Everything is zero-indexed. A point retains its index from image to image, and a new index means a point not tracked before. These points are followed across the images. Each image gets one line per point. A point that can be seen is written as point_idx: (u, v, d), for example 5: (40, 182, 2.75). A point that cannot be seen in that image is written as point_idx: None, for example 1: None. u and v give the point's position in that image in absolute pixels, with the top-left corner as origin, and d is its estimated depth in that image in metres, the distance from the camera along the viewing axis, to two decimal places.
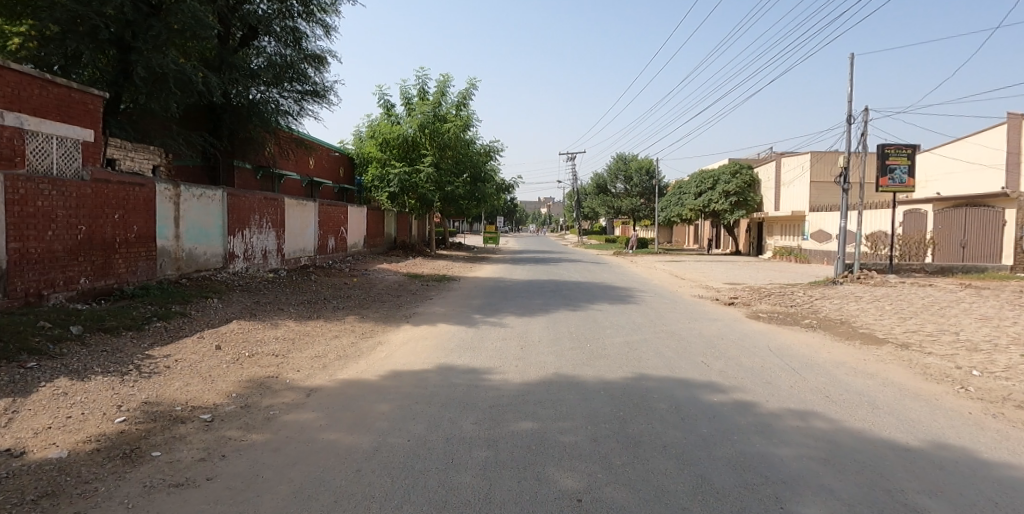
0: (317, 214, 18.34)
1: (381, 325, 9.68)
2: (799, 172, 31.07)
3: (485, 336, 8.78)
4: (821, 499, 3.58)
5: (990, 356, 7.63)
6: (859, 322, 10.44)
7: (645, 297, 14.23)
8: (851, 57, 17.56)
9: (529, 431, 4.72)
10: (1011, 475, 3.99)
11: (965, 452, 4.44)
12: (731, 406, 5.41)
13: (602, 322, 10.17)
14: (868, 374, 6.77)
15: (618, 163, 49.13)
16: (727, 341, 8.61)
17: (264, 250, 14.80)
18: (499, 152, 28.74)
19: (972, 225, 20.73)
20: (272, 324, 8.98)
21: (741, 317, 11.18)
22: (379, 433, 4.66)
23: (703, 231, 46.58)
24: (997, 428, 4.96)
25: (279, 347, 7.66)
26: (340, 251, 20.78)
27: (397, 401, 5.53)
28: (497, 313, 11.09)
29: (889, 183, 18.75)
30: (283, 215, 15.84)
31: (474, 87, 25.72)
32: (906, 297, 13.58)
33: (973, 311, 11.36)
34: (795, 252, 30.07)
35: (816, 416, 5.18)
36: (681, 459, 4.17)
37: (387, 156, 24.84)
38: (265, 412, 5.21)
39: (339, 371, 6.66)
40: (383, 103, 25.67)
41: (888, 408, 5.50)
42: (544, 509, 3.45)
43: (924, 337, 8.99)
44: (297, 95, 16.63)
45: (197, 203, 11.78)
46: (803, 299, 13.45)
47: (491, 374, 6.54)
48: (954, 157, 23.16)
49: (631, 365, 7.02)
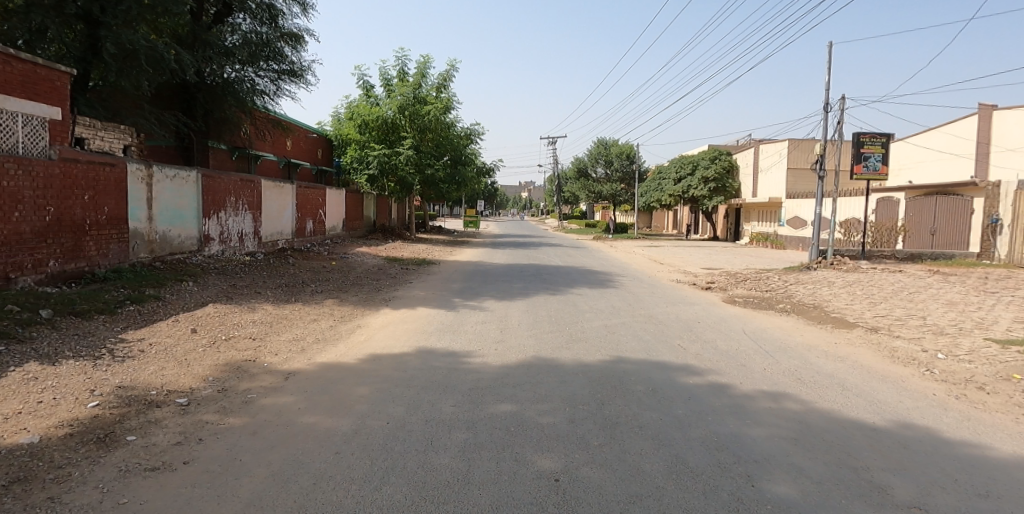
0: (294, 197, 18.09)
1: (360, 308, 9.64)
2: (777, 159, 31.47)
3: (464, 320, 8.78)
4: (791, 478, 3.69)
5: (955, 340, 7.88)
6: (832, 306, 10.71)
7: (624, 281, 14.34)
8: (830, 47, 17.73)
9: (507, 413, 4.77)
10: (970, 453, 4.16)
11: (928, 431, 4.61)
12: (706, 388, 5.52)
13: (581, 306, 10.22)
14: (838, 357, 6.95)
15: (599, 147, 49.00)
16: (703, 325, 8.74)
17: (240, 233, 14.56)
18: (480, 135, 28.65)
19: (941, 213, 20.98)
20: (249, 307, 8.89)
21: (717, 301, 11.38)
22: (359, 416, 4.67)
23: (682, 217, 46.99)
24: (960, 409, 5.14)
25: (257, 330, 7.60)
26: (319, 235, 20.57)
27: (377, 385, 5.52)
28: (478, 297, 11.12)
29: (863, 171, 19.05)
30: (259, 197, 15.58)
31: (454, 68, 25.52)
32: (876, 283, 13.89)
33: (940, 297, 11.70)
34: (772, 238, 30.58)
35: (788, 398, 5.30)
36: (656, 440, 4.26)
37: (366, 138, 24.55)
38: (243, 395, 5.17)
39: (318, 355, 6.65)
40: (361, 84, 25.34)
41: (857, 390, 5.66)
42: (522, 490, 3.50)
43: (893, 321, 9.24)
44: (273, 74, 16.24)
45: (171, 184, 11.53)
46: (778, 284, 13.71)
47: (471, 357, 6.57)
48: (928, 146, 24.19)
49: (609, 348, 7.12)
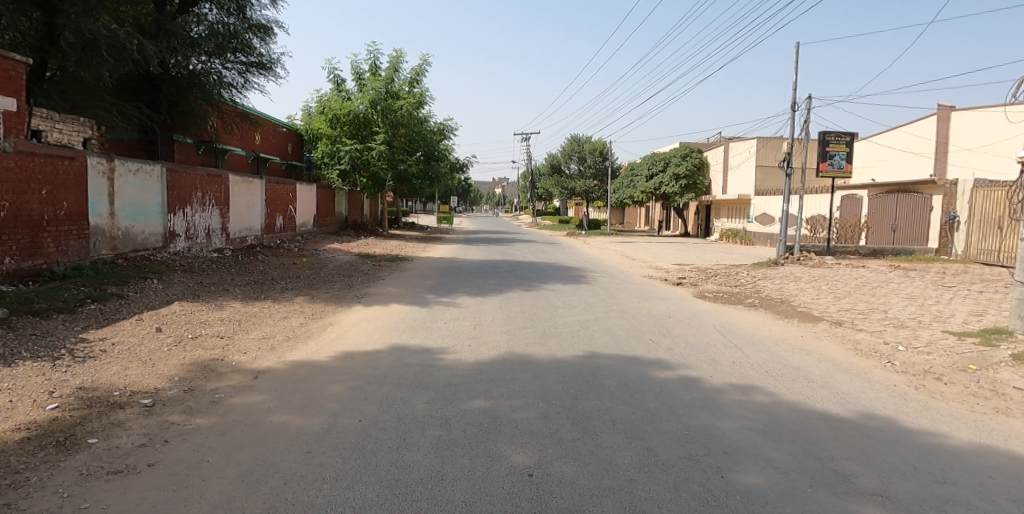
0: (263, 193, 17.74)
1: (332, 305, 9.53)
2: (746, 157, 32.07)
3: (438, 316, 8.74)
4: (759, 468, 3.77)
5: (915, 332, 8.14)
6: (798, 301, 10.96)
7: (597, 277, 14.46)
8: (797, 48, 18.12)
9: (481, 409, 4.76)
10: (928, 441, 4.31)
11: (889, 420, 4.75)
12: (677, 382, 5.60)
13: (555, 302, 10.27)
14: (805, 350, 7.13)
15: (572, 144, 49.20)
16: (675, 320, 8.87)
17: (207, 229, 14.23)
18: (453, 130, 28.49)
19: (902, 210, 21.63)
20: (216, 305, 8.70)
21: (688, 296, 11.55)
22: (330, 414, 4.61)
23: (654, 213, 47.53)
24: (918, 400, 5.32)
25: (225, 328, 7.45)
26: (289, 231, 20.23)
27: (349, 382, 5.46)
28: (451, 293, 11.09)
29: (828, 168, 19.52)
30: (227, 193, 15.24)
31: (427, 63, 25.32)
32: (841, 277, 14.28)
33: (900, 291, 12.07)
34: (740, 234, 31.14)
35: (756, 391, 5.41)
36: (629, 433, 4.31)
37: (337, 133, 24.22)
38: (210, 395, 5.06)
39: (288, 353, 6.55)
40: (332, 78, 24.98)
41: (822, 382, 5.81)
42: (496, 485, 3.50)
43: (856, 315, 9.51)
44: (241, 66, 15.85)
45: (134, 178, 11.21)
46: (747, 279, 13.98)
47: (444, 353, 6.54)
48: (889, 145, 24.96)
49: (582, 343, 7.18)
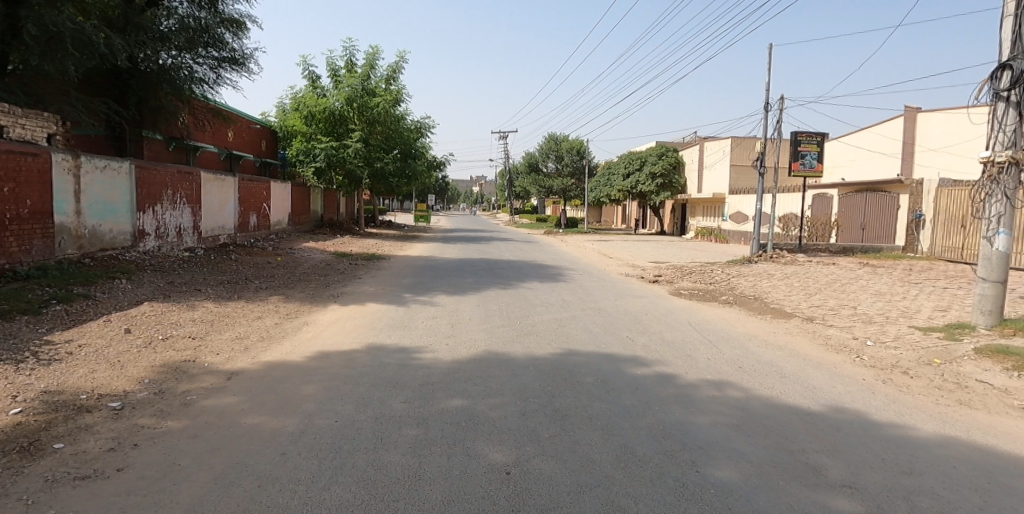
0: (236, 191, 17.44)
1: (308, 305, 9.42)
2: (720, 157, 32.55)
3: (415, 315, 8.70)
4: (733, 463, 3.83)
5: (882, 328, 8.36)
6: (771, 298, 11.17)
7: (574, 275, 14.54)
8: (769, 49, 18.45)
9: (458, 408, 4.75)
10: (894, 433, 4.43)
11: (858, 414, 4.87)
12: (653, 378, 5.67)
13: (533, 300, 10.30)
14: (777, 346, 7.27)
15: (549, 143, 49.35)
16: (651, 317, 8.96)
17: (178, 228, 13.94)
18: (430, 128, 28.35)
19: (871, 209, 22.10)
20: (188, 305, 8.54)
21: (664, 294, 11.69)
22: (306, 415, 4.56)
23: (630, 212, 47.93)
24: (886, 393, 5.46)
25: (196, 329, 7.31)
26: (263, 230, 19.92)
27: (325, 383, 5.41)
28: (428, 292, 11.04)
29: (800, 168, 19.90)
30: (198, 190, 14.95)
31: (404, 60, 25.17)
32: (812, 275, 14.57)
33: (869, 287, 12.38)
34: (715, 233, 31.57)
35: (730, 386, 5.50)
36: (606, 430, 4.34)
37: (312, 130, 23.92)
38: (182, 397, 4.97)
39: (262, 353, 6.46)
40: (307, 75, 24.71)
41: (794, 376, 5.93)
42: (473, 484, 3.50)
43: (827, 311, 9.73)
44: (213, 61, 15.53)
45: (101, 176, 10.92)
46: (721, 277, 14.18)
47: (422, 352, 6.52)
48: (859, 145, 25.57)
49: (560, 341, 7.21)
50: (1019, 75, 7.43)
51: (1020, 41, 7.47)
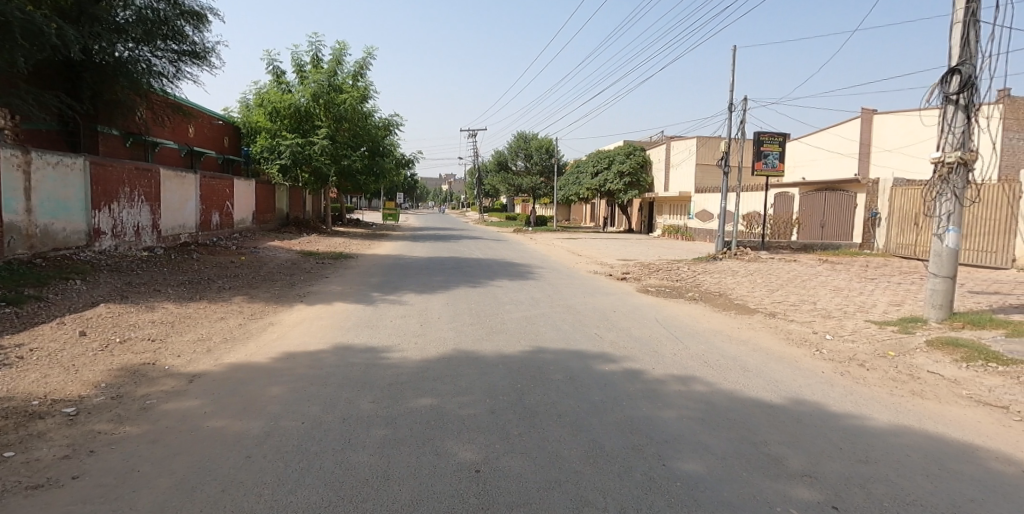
0: (198, 188, 16.99)
1: (273, 305, 9.23)
2: (686, 156, 33.13)
3: (383, 314, 8.61)
4: (699, 456, 3.90)
5: (841, 322, 8.63)
6: (735, 294, 11.41)
7: (543, 273, 14.61)
8: (733, 51, 18.83)
9: (428, 407, 4.73)
10: (852, 424, 4.58)
11: (817, 405, 5.02)
12: (621, 374, 5.74)
13: (502, 298, 10.31)
14: (741, 341, 7.44)
15: (519, 141, 49.44)
16: (619, 314, 9.07)
17: (136, 227, 13.51)
18: (399, 126, 28.13)
19: (830, 207, 22.72)
20: (147, 306, 8.28)
21: (632, 291, 11.84)
22: (271, 417, 4.47)
23: (599, 210, 48.34)
24: (844, 385, 5.65)
25: (156, 331, 7.10)
26: (226, 228, 19.44)
27: (291, 384, 5.31)
28: (397, 291, 10.95)
29: (763, 167, 20.36)
30: (157, 188, 14.51)
31: (371, 56, 24.90)
32: (774, 271, 14.95)
33: (828, 283, 12.76)
34: (682, 230, 32.10)
35: (696, 381, 5.61)
36: (574, 426, 4.38)
37: (277, 126, 23.44)
38: (141, 401, 4.82)
39: (225, 355, 6.30)
40: (272, 70, 24.17)
41: (757, 370, 6.08)
42: (443, 482, 3.49)
43: (788, 306, 9.99)
44: (172, 55, 15.08)
45: (53, 172, 10.52)
46: (687, 274, 14.44)
47: (390, 352, 6.47)
48: (818, 146, 26.29)
49: (529, 338, 7.25)
50: (966, 79, 7.77)
51: (968, 47, 7.80)
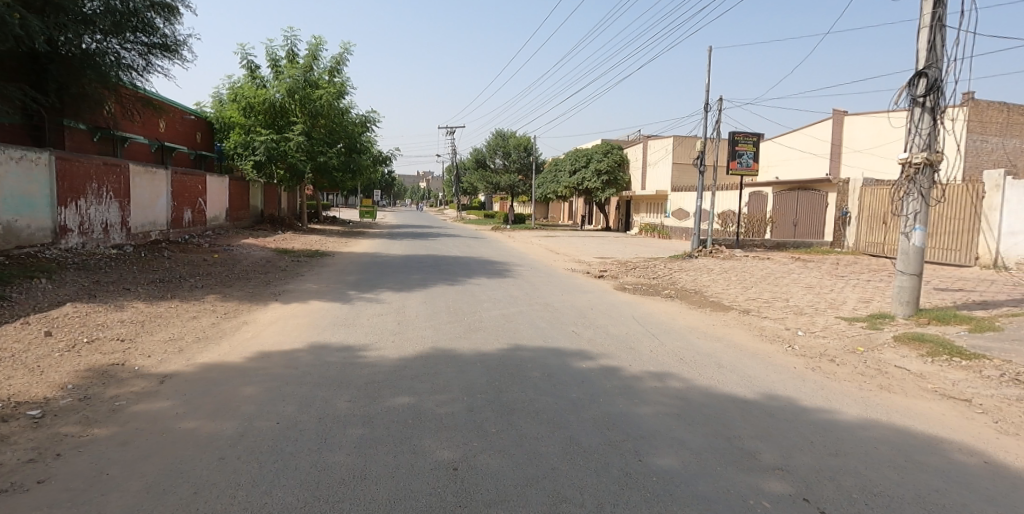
0: (168, 185, 16.62)
1: (247, 303, 9.09)
2: (663, 155, 33.48)
3: (360, 312, 8.55)
4: (674, 451, 3.95)
5: (812, 318, 8.82)
6: (710, 291, 11.59)
7: (521, 271, 14.64)
8: (709, 51, 19.05)
9: (405, 405, 4.71)
10: (822, 418, 4.69)
11: (789, 400, 5.12)
12: (598, 371, 5.79)
13: (480, 296, 10.30)
14: (716, 338, 7.56)
15: (497, 139, 49.43)
16: (596, 311, 9.14)
17: (105, 224, 13.16)
18: (376, 122, 27.86)
19: (802, 207, 23.20)
20: (116, 305, 8.08)
21: (610, 289, 11.94)
22: (245, 418, 4.41)
23: (577, 208, 48.59)
24: (815, 380, 5.77)
25: (126, 331, 6.94)
26: (199, 226, 19.06)
27: (265, 383, 5.24)
28: (374, 289, 10.86)
29: (737, 166, 20.66)
30: (127, 184, 14.16)
31: (348, 52, 24.59)
32: (748, 269, 15.21)
33: (800, 280, 13.03)
34: (658, 229, 32.42)
35: (671, 377, 5.68)
36: (552, 423, 4.40)
37: (252, 122, 23.03)
38: (110, 403, 4.71)
39: (198, 355, 6.19)
40: (246, 64, 23.73)
41: (730, 366, 6.18)
42: (420, 481, 3.48)
43: (762, 303, 10.18)
44: (142, 47, 14.74)
45: (16, 167, 10.19)
46: (664, 271, 14.60)
47: (367, 350, 6.42)
48: (791, 146, 26.78)
49: (507, 336, 7.25)
50: (933, 82, 7.97)
51: (935, 51, 8.01)
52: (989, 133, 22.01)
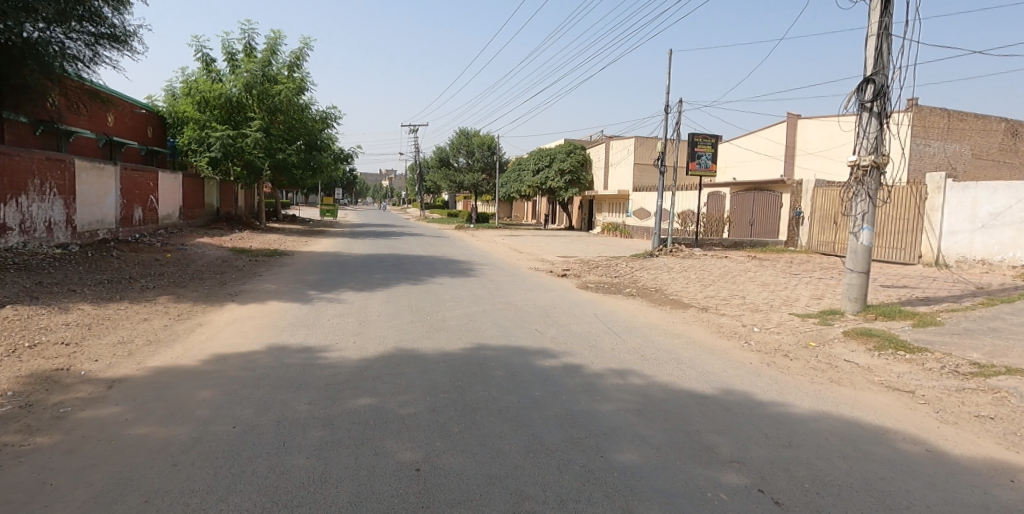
0: (117, 181, 15.97)
1: (201, 305, 8.82)
2: (625, 155, 33.96)
3: (321, 313, 8.41)
4: (636, 447, 4.01)
5: (767, 315, 9.08)
6: (670, 289, 11.81)
7: (485, 269, 14.64)
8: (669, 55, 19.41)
9: (367, 407, 4.65)
10: (776, 411, 4.83)
11: (745, 394, 5.27)
12: (561, 369, 5.83)
13: (443, 295, 10.24)
14: (676, 335, 7.71)
15: (460, 137, 49.27)
16: (559, 310, 9.20)
17: (48, 222, 12.57)
18: (337, 119, 27.41)
19: (757, 207, 23.74)
20: (60, 308, 7.73)
21: (572, 287, 12.03)
22: (200, 422, 4.28)
23: (540, 207, 48.83)
24: (770, 374, 5.94)
25: (71, 334, 6.65)
26: (150, 224, 18.38)
27: (221, 387, 5.10)
28: (336, 289, 10.68)
29: (697, 167, 21.08)
30: (72, 180, 13.55)
31: (308, 47, 24.08)
32: (707, 267, 15.57)
33: (756, 278, 13.40)
34: (620, 228, 32.85)
35: (633, 374, 5.77)
36: (515, 422, 4.41)
37: (207, 117, 22.29)
38: (54, 410, 4.50)
39: (149, 358, 5.98)
40: (201, 57, 22.98)
41: (689, 362, 6.32)
42: (382, 483, 3.44)
43: (719, 301, 10.42)
44: (88, 38, 14.10)
45: None
46: (625, 270, 14.80)
47: (328, 351, 6.31)
48: (748, 148, 27.55)
49: (470, 335, 7.24)
50: (879, 88, 8.33)
51: (881, 58, 8.33)
52: (931, 137, 23.07)
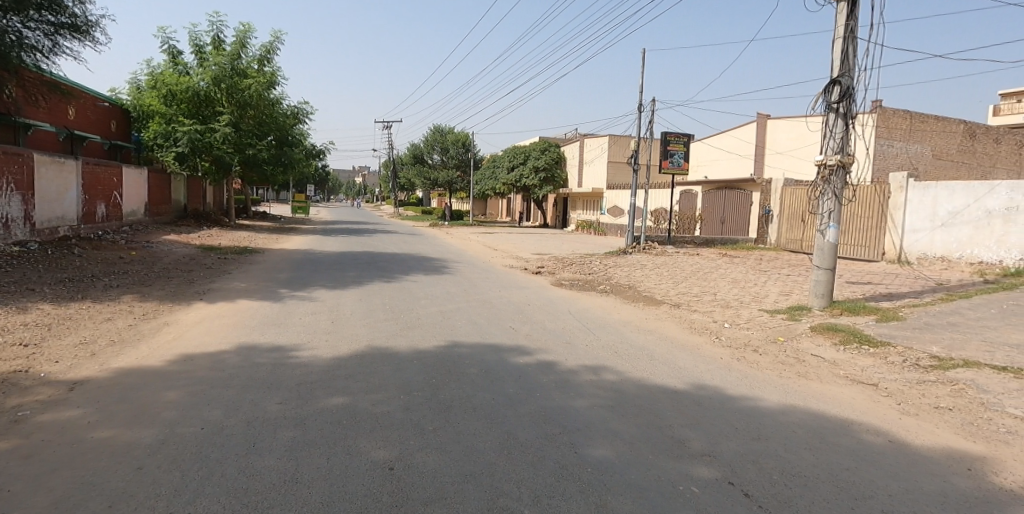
0: (79, 177, 15.48)
1: (168, 303, 8.60)
2: (600, 153, 34.17)
3: (292, 311, 8.28)
4: (610, 442, 4.05)
5: (738, 311, 9.23)
6: (643, 286, 11.92)
7: (459, 267, 14.58)
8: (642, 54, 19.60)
9: (339, 406, 4.60)
10: (746, 405, 4.92)
11: (716, 389, 5.35)
12: (535, 366, 5.85)
13: (417, 293, 10.17)
14: (649, 331, 7.79)
15: (434, 134, 48.99)
16: (533, 307, 9.21)
17: (4, 218, 12.11)
18: (308, 114, 27.00)
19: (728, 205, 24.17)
20: (18, 308, 7.45)
21: (547, 285, 12.05)
22: (166, 424, 4.18)
23: (515, 205, 48.84)
24: (740, 369, 6.05)
25: (30, 335, 6.42)
26: (114, 220, 17.86)
27: (189, 388, 4.98)
28: (307, 286, 10.53)
29: (669, 165, 21.32)
30: (31, 175, 13.08)
31: (278, 40, 23.66)
32: (679, 264, 15.77)
33: (727, 275, 13.62)
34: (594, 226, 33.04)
35: (606, 370, 5.82)
36: (489, 419, 4.40)
37: (173, 111, 21.77)
38: (12, 413, 4.34)
39: (113, 359, 5.81)
40: (167, 49, 22.41)
41: (662, 358, 6.39)
42: (355, 482, 3.41)
43: (691, 298, 10.56)
44: (48, 27, 13.58)
45: None
46: (599, 267, 14.90)
47: (299, 350, 6.22)
48: (719, 146, 27.99)
49: (444, 333, 7.20)
50: (846, 90, 8.52)
51: (848, 60, 8.53)
52: (894, 138, 23.73)
